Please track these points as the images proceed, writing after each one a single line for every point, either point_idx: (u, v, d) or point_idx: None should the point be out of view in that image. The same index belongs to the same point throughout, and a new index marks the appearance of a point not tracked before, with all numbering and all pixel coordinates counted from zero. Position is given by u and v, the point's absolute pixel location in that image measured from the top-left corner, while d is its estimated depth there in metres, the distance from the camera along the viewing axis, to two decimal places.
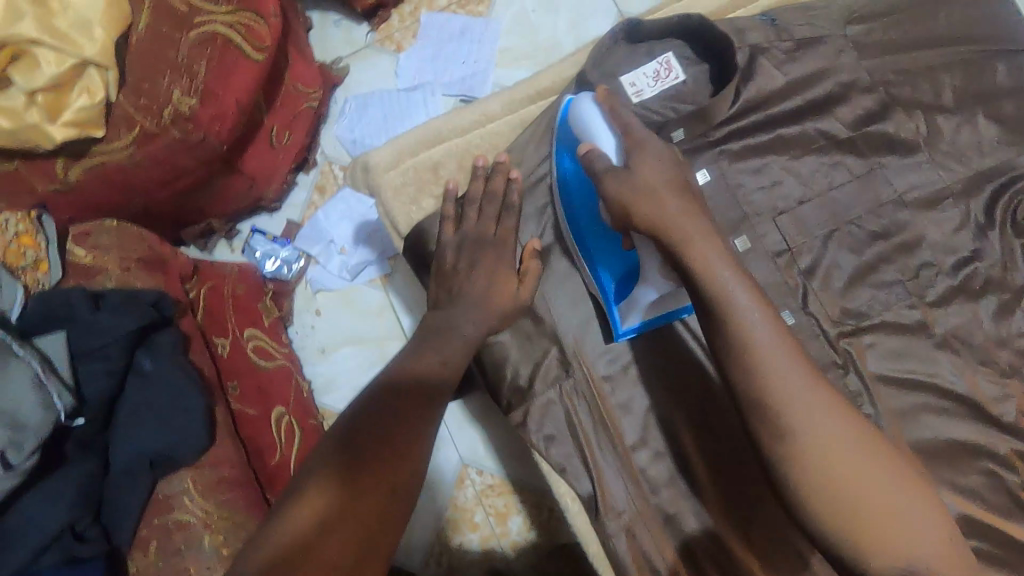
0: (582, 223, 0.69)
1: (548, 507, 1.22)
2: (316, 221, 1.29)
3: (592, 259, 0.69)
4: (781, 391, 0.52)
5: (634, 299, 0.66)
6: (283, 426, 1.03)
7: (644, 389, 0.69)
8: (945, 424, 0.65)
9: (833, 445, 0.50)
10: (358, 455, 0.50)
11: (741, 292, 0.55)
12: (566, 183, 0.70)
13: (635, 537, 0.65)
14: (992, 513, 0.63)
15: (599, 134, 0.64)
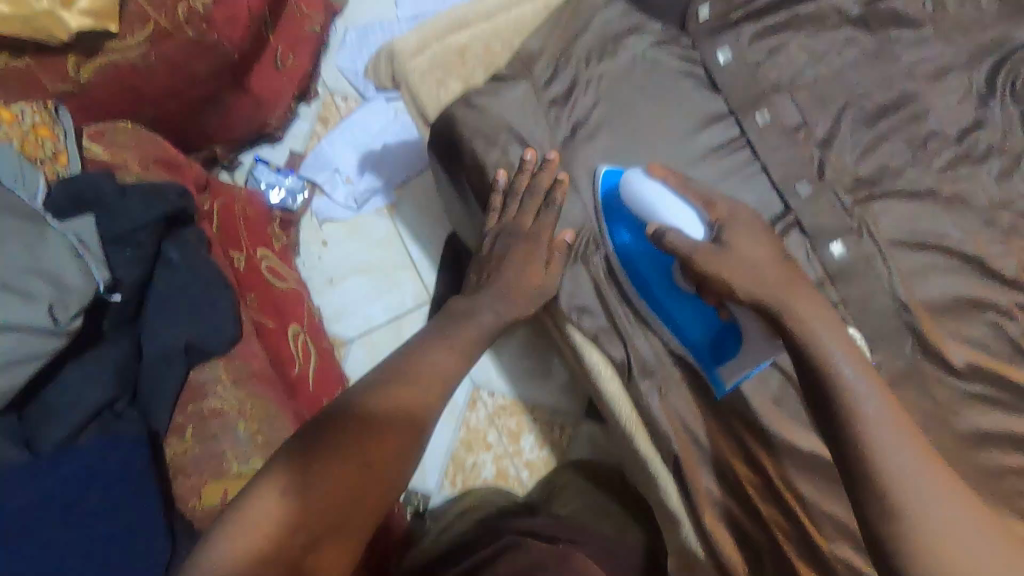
0: (652, 285, 0.69)
1: (559, 426, 1.25)
2: (321, 150, 1.28)
3: (669, 316, 0.69)
4: (877, 437, 0.52)
5: (731, 363, 0.65)
6: (300, 343, 1.04)
7: None
8: (951, 281, 0.69)
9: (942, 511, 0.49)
10: (342, 435, 0.51)
11: (827, 333, 0.56)
12: (626, 254, 0.69)
13: (665, 395, 0.69)
14: (994, 360, 0.68)
15: (659, 202, 0.64)
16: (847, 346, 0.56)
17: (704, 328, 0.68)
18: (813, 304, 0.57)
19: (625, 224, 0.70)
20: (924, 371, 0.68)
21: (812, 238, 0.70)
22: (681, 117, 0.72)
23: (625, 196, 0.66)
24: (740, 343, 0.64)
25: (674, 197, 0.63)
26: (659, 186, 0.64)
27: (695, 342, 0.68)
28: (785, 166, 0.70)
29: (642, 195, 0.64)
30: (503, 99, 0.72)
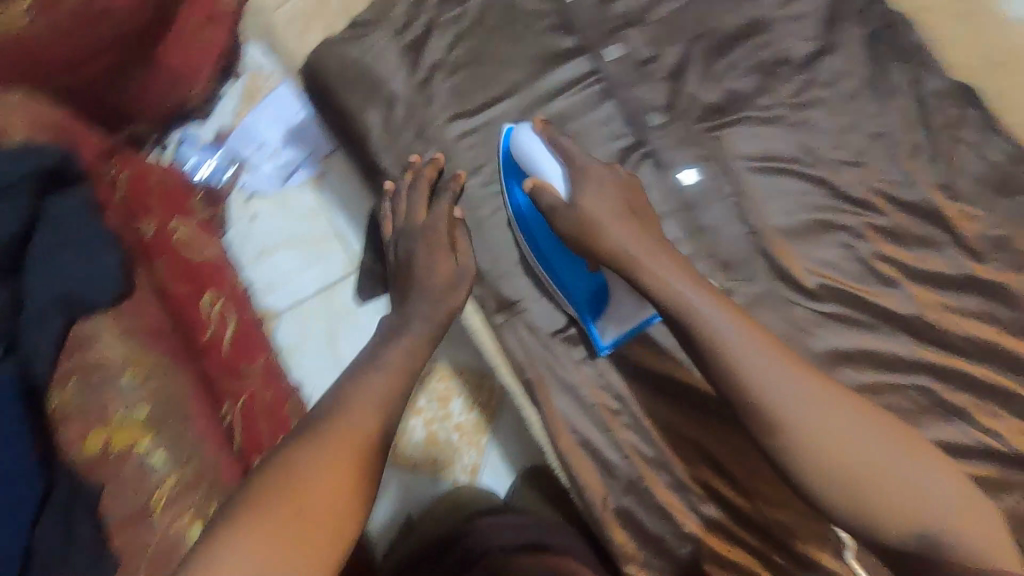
0: (543, 246, 0.70)
1: (488, 388, 1.14)
2: (245, 126, 1.30)
3: (557, 276, 0.70)
4: (746, 362, 0.53)
5: (611, 314, 0.68)
6: (216, 310, 1.06)
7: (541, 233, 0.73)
8: (802, 205, 0.70)
9: (816, 414, 0.50)
10: (265, 505, 0.50)
11: (681, 284, 0.58)
12: (522, 217, 0.71)
13: (525, 326, 0.71)
14: (849, 281, 0.69)
15: (540, 160, 0.67)
16: (710, 295, 0.57)
17: (591, 288, 0.70)
18: (667, 261, 0.60)
19: (519, 189, 0.71)
20: (778, 294, 0.69)
21: (665, 169, 0.72)
22: (537, 55, 0.73)
23: (516, 152, 0.69)
24: (611, 295, 0.68)
25: (551, 156, 0.67)
26: (541, 145, 0.67)
27: (579, 298, 0.70)
28: (635, 99, 0.72)
29: (526, 155, 0.68)
30: (362, 45, 0.73)
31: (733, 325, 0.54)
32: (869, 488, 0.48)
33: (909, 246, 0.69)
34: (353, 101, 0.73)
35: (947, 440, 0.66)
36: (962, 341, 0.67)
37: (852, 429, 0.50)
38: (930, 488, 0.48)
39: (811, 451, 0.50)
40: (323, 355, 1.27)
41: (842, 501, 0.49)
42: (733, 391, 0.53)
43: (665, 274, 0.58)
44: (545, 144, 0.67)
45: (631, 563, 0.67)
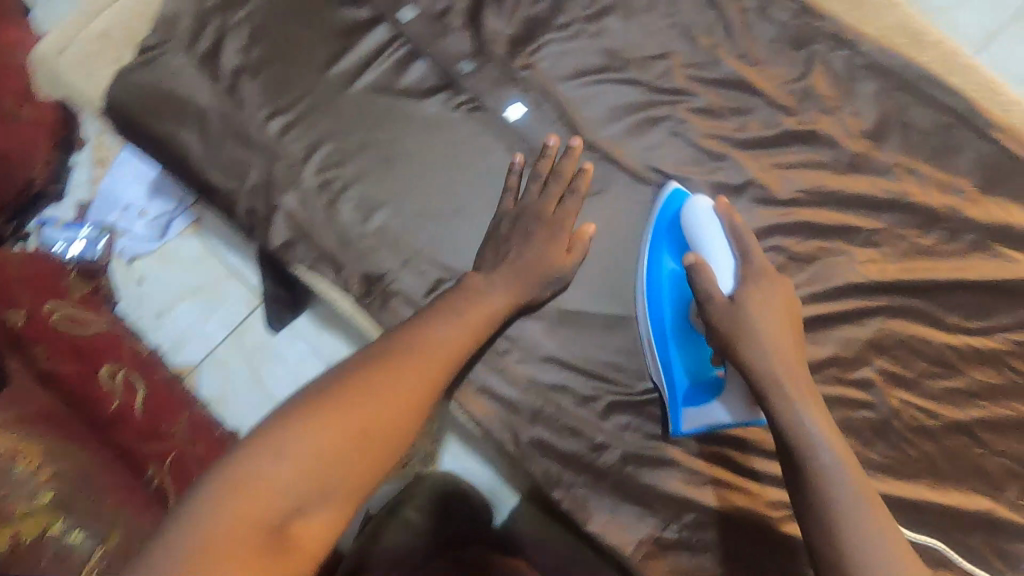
0: (665, 305, 0.70)
1: None
2: (105, 191, 1.26)
3: (664, 353, 0.69)
4: (832, 487, 0.55)
5: (705, 408, 0.66)
6: (120, 379, 1.04)
7: (392, 204, 0.72)
8: (624, 109, 0.73)
9: (894, 570, 0.51)
10: (320, 415, 0.53)
11: (807, 408, 0.58)
12: (653, 282, 0.70)
13: (400, 296, 0.70)
14: (684, 167, 0.72)
15: (712, 244, 0.66)
16: (837, 441, 0.57)
17: (700, 374, 0.68)
18: (805, 390, 0.59)
19: (664, 258, 0.71)
20: (623, 199, 0.72)
21: (489, 111, 0.73)
22: (334, 32, 0.73)
23: (685, 223, 0.68)
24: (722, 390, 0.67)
25: (727, 247, 0.66)
26: (723, 237, 0.66)
27: (680, 374, 0.69)
28: (442, 51, 0.73)
29: (698, 232, 0.67)
30: (157, 68, 0.71)
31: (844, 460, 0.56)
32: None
33: (729, 120, 0.73)
34: (167, 127, 0.72)
35: (807, 287, 0.71)
36: (796, 194, 0.72)
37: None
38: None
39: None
40: (252, 394, 1.24)
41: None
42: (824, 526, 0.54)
43: (805, 416, 0.58)
44: (729, 235, 0.66)
45: (558, 486, 0.70)
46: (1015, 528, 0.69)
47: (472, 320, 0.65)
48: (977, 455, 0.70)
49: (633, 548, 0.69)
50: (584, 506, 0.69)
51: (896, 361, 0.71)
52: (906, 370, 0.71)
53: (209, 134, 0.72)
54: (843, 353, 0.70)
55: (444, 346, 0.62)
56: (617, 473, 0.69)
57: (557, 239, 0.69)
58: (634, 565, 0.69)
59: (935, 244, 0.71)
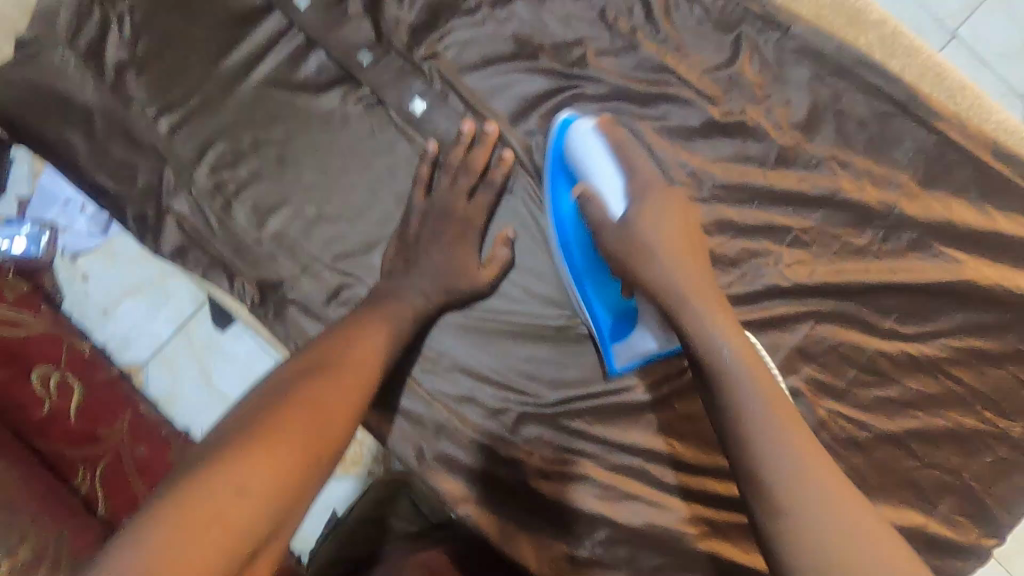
0: (574, 245, 0.66)
1: None
2: (45, 187, 1.23)
3: (587, 295, 0.65)
4: (746, 404, 0.50)
5: (632, 342, 0.64)
6: (53, 384, 1.02)
7: (290, 207, 0.68)
8: (537, 100, 0.68)
9: (817, 489, 0.46)
10: (283, 431, 0.48)
11: (721, 328, 0.54)
12: (559, 219, 0.66)
13: (297, 305, 0.67)
14: None
15: (600, 165, 0.63)
16: (749, 359, 0.53)
17: (620, 306, 0.65)
18: (715, 309, 0.55)
19: (565, 192, 0.66)
20: (532, 197, 0.68)
21: (391, 106, 0.68)
22: (224, 23, 0.68)
23: (571, 147, 0.65)
24: (642, 321, 0.64)
25: (613, 169, 0.64)
26: (607, 153, 0.63)
27: (603, 312, 0.65)
28: (340, 41, 0.68)
29: (583, 155, 0.64)
30: (35, 66, 0.67)
31: (759, 378, 0.51)
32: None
33: (649, 111, 0.67)
34: (51, 129, 0.68)
35: (731, 291, 0.66)
36: (718, 191, 0.67)
37: (865, 539, 0.44)
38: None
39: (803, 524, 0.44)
40: (200, 392, 1.23)
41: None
42: (742, 451, 0.49)
43: (715, 333, 0.54)
44: (612, 155, 0.64)
45: (466, 503, 0.66)
46: (946, 543, 0.65)
47: (391, 317, 0.62)
48: (909, 467, 0.66)
49: (542, 565, 0.66)
50: (492, 523, 0.66)
51: (824, 369, 0.66)
52: (835, 378, 0.66)
53: (95, 135, 0.68)
54: (766, 361, 0.66)
55: (371, 347, 0.59)
56: (525, 489, 0.66)
57: (460, 240, 0.65)
58: None
59: (870, 243, 0.66)
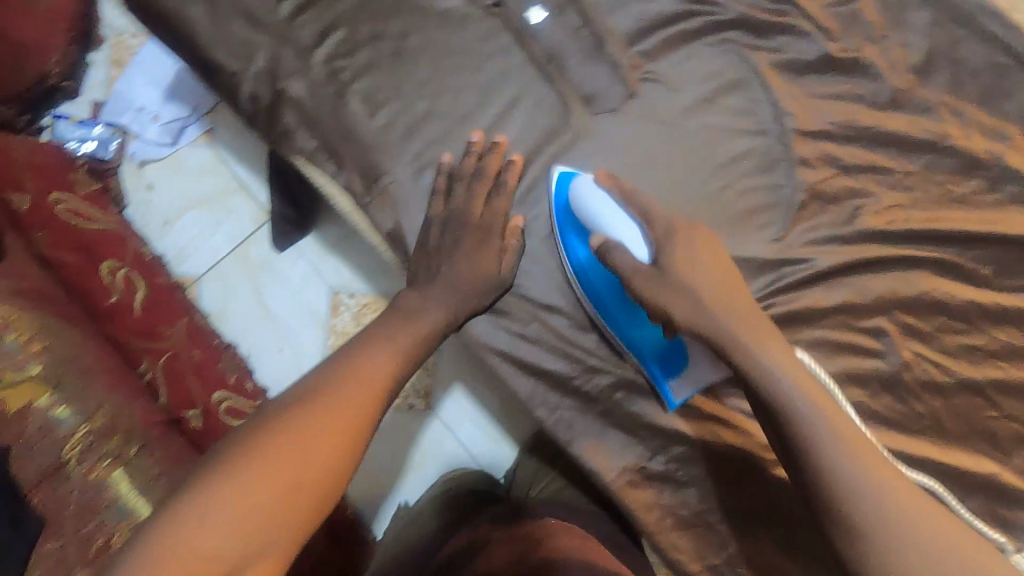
0: (606, 300, 0.66)
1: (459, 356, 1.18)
2: (120, 92, 1.24)
3: (623, 332, 0.65)
4: (817, 438, 0.52)
5: (687, 373, 0.64)
6: (120, 276, 1.04)
7: (402, 101, 0.69)
8: (656, 19, 0.68)
9: (897, 507, 0.49)
10: (261, 458, 0.48)
11: (776, 360, 0.55)
12: (583, 273, 0.66)
13: (399, 197, 0.69)
14: (713, 89, 0.69)
15: (608, 215, 0.62)
16: (820, 401, 0.54)
17: (660, 347, 0.65)
18: (775, 350, 0.56)
19: (580, 243, 0.67)
20: (638, 117, 0.69)
21: (510, 13, 0.69)
22: None
23: (576, 206, 0.64)
24: (690, 358, 0.64)
25: (622, 213, 0.62)
26: (613, 204, 0.62)
27: (646, 352, 0.65)
28: None
29: (589, 210, 0.63)
30: None
31: (823, 408, 0.53)
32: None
33: (764, 41, 0.68)
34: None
35: (828, 226, 0.67)
36: (826, 127, 0.67)
37: (940, 540, 0.48)
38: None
39: (892, 548, 0.48)
40: (252, 310, 1.24)
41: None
42: (830, 495, 0.51)
43: (771, 364, 0.55)
44: (616, 200, 0.63)
45: (544, 407, 0.68)
46: (1019, 494, 0.66)
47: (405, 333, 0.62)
48: (986, 418, 0.66)
49: (616, 475, 0.67)
50: (569, 429, 0.68)
51: (914, 314, 0.67)
52: (922, 323, 0.67)
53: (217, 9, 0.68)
54: (857, 300, 0.67)
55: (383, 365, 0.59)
56: (607, 399, 0.67)
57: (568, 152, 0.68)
58: (617, 493, 0.67)
59: (970, 192, 0.67)
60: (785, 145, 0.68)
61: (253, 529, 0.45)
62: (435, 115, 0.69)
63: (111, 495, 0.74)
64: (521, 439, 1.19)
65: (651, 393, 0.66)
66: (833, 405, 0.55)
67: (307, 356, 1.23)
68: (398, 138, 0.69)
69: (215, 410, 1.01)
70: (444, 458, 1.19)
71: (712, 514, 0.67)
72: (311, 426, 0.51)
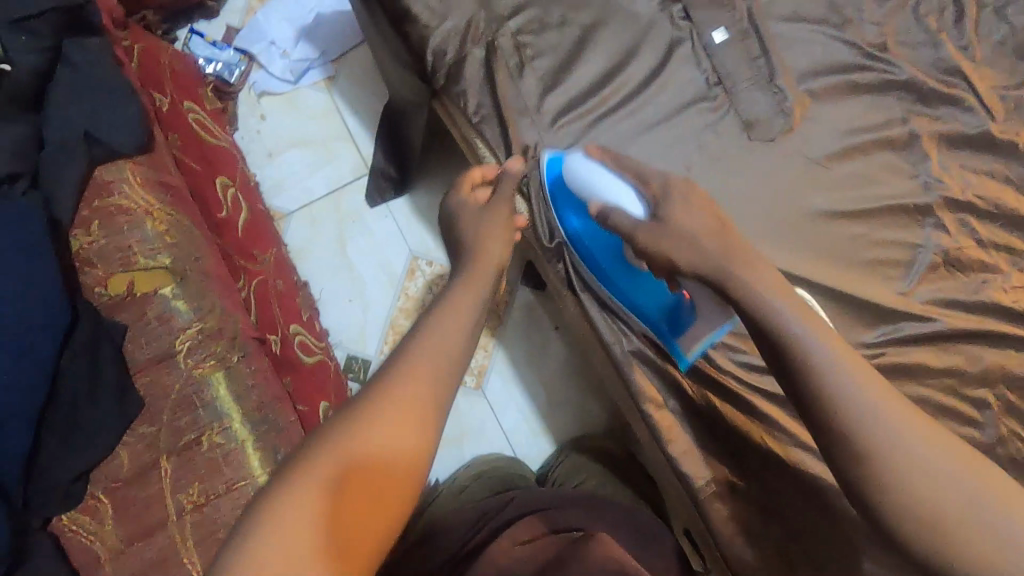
0: (605, 265, 0.71)
1: (533, 349, 1.22)
2: (256, 23, 1.28)
3: (626, 297, 0.71)
4: (802, 341, 0.51)
5: (690, 332, 0.67)
6: (230, 194, 1.06)
7: (577, 87, 0.72)
8: (831, 64, 0.72)
9: (885, 411, 0.48)
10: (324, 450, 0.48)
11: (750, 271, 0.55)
12: (579, 240, 0.72)
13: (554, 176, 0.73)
14: (871, 139, 0.72)
15: (605, 186, 0.64)
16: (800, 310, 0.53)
17: (667, 304, 0.70)
18: (754, 263, 0.56)
19: (573, 211, 0.72)
20: (795, 150, 0.72)
21: (697, 28, 0.72)
22: None
23: (571, 180, 0.68)
24: (695, 312, 0.66)
25: (617, 181, 0.64)
26: (607, 174, 0.65)
27: (652, 315, 0.70)
28: None
29: (585, 179, 0.66)
30: None
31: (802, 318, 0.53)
32: (914, 491, 0.45)
33: (929, 108, 0.72)
34: None
35: (954, 293, 0.70)
36: (973, 199, 0.71)
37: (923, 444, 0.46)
38: (990, 513, 0.43)
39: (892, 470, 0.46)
40: (332, 256, 1.26)
41: (885, 491, 0.46)
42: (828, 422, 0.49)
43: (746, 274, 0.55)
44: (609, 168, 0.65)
45: (651, 403, 0.72)
46: None
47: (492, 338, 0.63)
48: None
49: (702, 484, 0.71)
50: (669, 430, 0.72)
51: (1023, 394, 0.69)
52: None
53: None
54: (967, 367, 0.69)
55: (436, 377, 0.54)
56: (707, 407, 0.71)
57: (724, 168, 0.71)
58: (704, 501, 0.71)
59: None
60: (930, 207, 0.71)
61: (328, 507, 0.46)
62: (606, 107, 0.72)
63: (209, 394, 0.77)
64: (562, 438, 1.20)
65: (657, 350, 0.72)
66: (803, 305, 0.54)
67: (374, 313, 1.25)
68: (566, 123, 0.72)
69: (291, 340, 1.03)
70: (484, 441, 1.18)
71: (791, 544, 0.69)
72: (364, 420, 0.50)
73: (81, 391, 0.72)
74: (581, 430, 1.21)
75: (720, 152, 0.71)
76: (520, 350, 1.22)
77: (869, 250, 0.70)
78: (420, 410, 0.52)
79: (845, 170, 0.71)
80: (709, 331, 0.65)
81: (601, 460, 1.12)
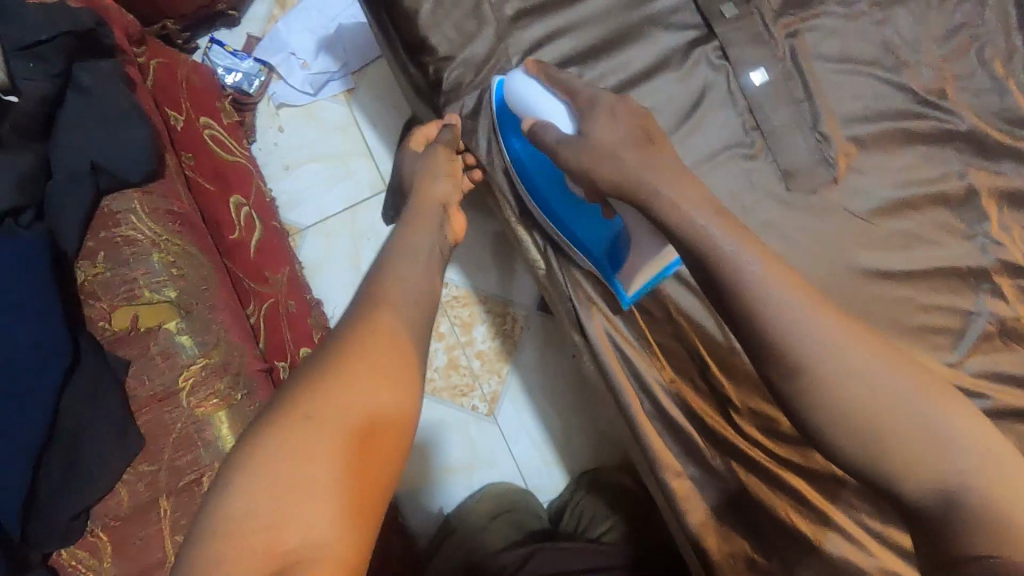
0: (544, 191, 0.69)
1: (548, 377, 1.18)
2: (277, 32, 1.25)
3: (568, 227, 0.70)
4: (768, 299, 0.48)
5: (631, 264, 0.65)
6: (243, 214, 1.04)
7: None
8: (883, 110, 0.66)
9: (855, 363, 0.46)
10: (286, 418, 0.43)
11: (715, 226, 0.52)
12: (519, 161, 0.69)
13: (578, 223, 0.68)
14: (923, 194, 0.66)
15: (544, 107, 0.63)
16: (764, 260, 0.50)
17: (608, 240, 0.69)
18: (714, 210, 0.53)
19: (515, 132, 0.69)
20: (837, 204, 0.66)
21: (735, 67, 0.67)
22: None
23: (511, 97, 0.65)
24: (632, 243, 0.64)
25: (557, 103, 0.63)
26: (541, 88, 0.63)
27: (594, 247, 0.69)
28: None
29: (527, 100, 0.63)
30: None
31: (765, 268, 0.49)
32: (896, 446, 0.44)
33: (989, 162, 0.66)
34: None
35: (1009, 365, 0.64)
36: None
37: (905, 394, 0.45)
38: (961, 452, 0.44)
39: (845, 399, 0.46)
40: (347, 272, 1.23)
41: (872, 452, 0.45)
42: (780, 358, 0.48)
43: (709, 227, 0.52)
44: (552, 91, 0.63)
45: (669, 470, 0.67)
46: None
47: None
48: None
49: (721, 558, 0.66)
50: (687, 498, 0.67)
51: None
52: None
53: None
54: None
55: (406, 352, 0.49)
56: (729, 477, 0.67)
57: (760, 220, 0.66)
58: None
59: None
60: (986, 270, 0.65)
61: (302, 478, 0.41)
62: None
63: (210, 434, 0.74)
64: (573, 469, 1.17)
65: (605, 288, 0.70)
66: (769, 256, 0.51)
67: None
68: None
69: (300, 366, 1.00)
70: (494, 471, 1.15)
71: None
72: (325, 382, 0.45)
73: (80, 430, 0.70)
74: (594, 464, 1.17)
75: (754, 203, 0.66)
76: (536, 377, 1.18)
77: (917, 316, 0.64)
78: (389, 367, 0.47)
79: (894, 227, 0.66)
80: (648, 264, 0.64)
81: (615, 498, 1.08)
